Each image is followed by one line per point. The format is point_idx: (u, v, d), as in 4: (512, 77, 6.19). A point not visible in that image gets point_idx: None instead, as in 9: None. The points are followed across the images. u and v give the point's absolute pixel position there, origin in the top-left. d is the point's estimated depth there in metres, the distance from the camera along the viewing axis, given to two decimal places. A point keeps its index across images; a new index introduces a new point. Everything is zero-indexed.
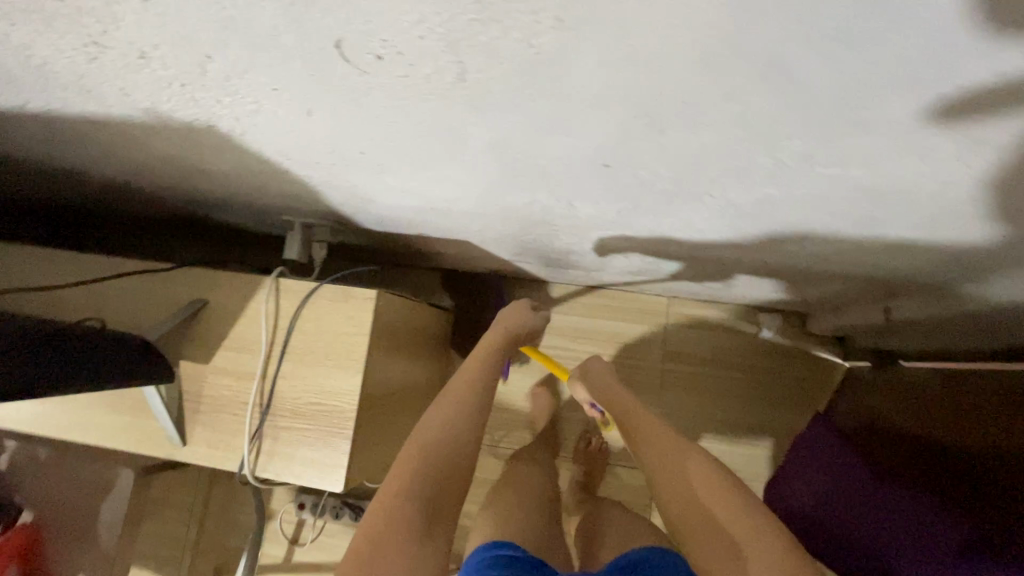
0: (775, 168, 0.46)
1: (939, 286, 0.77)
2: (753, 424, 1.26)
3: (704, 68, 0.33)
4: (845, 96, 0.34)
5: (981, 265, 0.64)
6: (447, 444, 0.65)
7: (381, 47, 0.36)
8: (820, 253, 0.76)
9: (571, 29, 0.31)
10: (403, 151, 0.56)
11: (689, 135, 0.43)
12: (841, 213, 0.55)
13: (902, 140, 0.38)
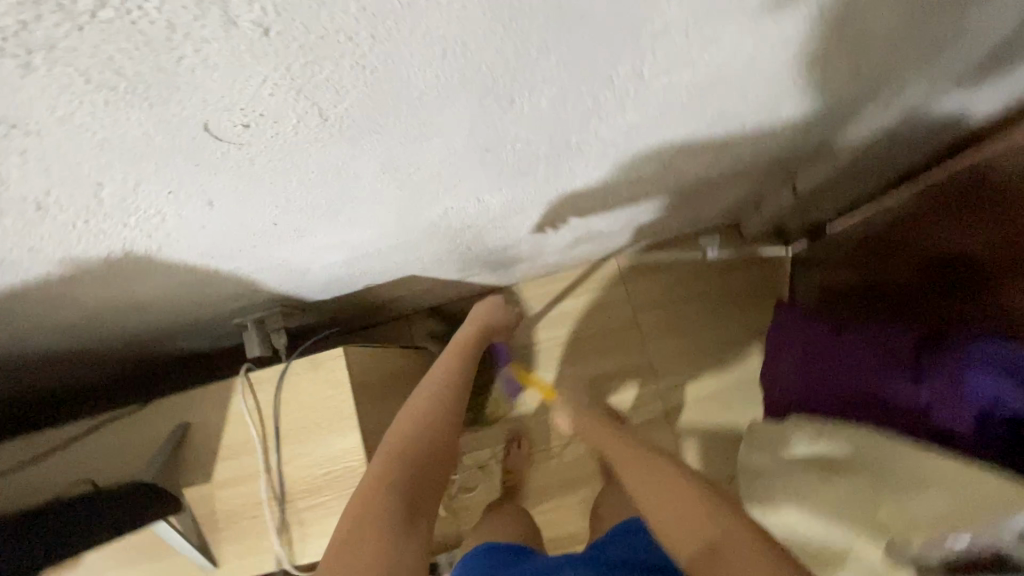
0: (619, 94, 0.53)
1: (817, 148, 0.86)
2: (739, 335, 1.30)
3: (510, 34, 0.40)
4: (631, 17, 0.41)
5: (833, 114, 0.73)
6: (423, 439, 0.72)
7: (243, 114, 0.41)
8: (710, 160, 0.83)
9: (388, 41, 0.37)
10: (309, 205, 0.60)
11: (532, 93, 0.49)
12: (696, 111, 0.62)
13: (697, 32, 0.46)
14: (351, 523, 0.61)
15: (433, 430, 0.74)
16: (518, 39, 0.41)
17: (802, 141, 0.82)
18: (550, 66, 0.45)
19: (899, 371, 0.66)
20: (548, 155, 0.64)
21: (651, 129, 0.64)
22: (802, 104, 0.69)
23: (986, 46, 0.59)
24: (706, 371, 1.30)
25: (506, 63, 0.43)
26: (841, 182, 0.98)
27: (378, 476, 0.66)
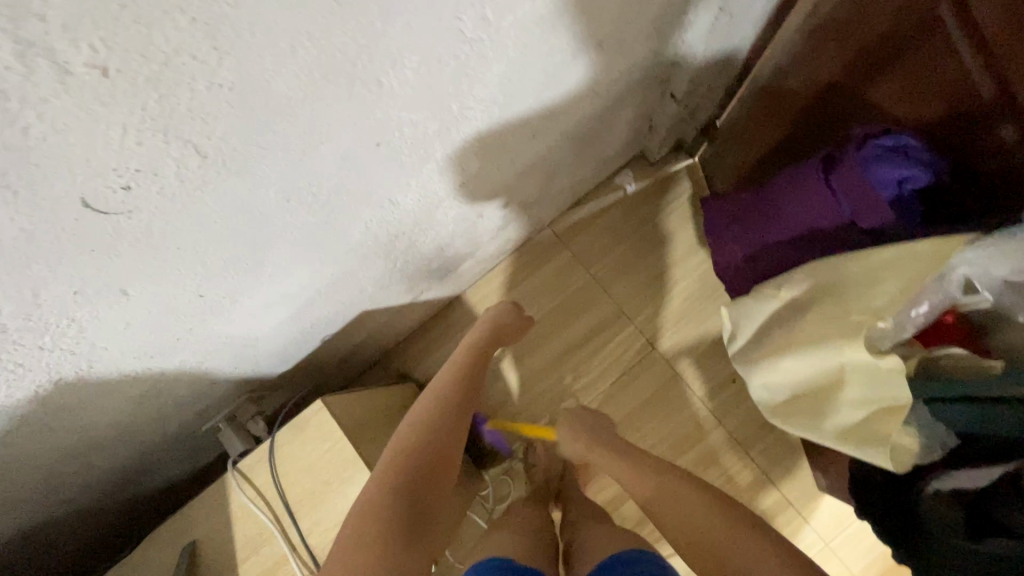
0: (475, 45, 0.56)
1: (675, 49, 0.92)
2: (687, 249, 1.34)
3: (346, 9, 0.41)
4: None
5: (671, 9, 0.79)
6: (429, 448, 0.78)
7: (118, 175, 0.40)
8: (590, 94, 0.87)
9: (232, 49, 0.37)
10: (229, 260, 0.59)
11: (395, 68, 0.51)
12: (552, 43, 0.65)
13: None
14: (356, 521, 0.68)
15: (437, 438, 0.79)
16: (357, 14, 0.42)
17: (660, 47, 0.88)
18: (399, 34, 0.47)
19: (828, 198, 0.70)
20: (437, 131, 0.66)
21: (521, 71, 0.66)
22: (643, 8, 0.74)
23: None
24: (674, 292, 1.33)
25: (356, 43, 0.45)
26: (710, 75, 1.04)
27: (387, 479, 0.72)
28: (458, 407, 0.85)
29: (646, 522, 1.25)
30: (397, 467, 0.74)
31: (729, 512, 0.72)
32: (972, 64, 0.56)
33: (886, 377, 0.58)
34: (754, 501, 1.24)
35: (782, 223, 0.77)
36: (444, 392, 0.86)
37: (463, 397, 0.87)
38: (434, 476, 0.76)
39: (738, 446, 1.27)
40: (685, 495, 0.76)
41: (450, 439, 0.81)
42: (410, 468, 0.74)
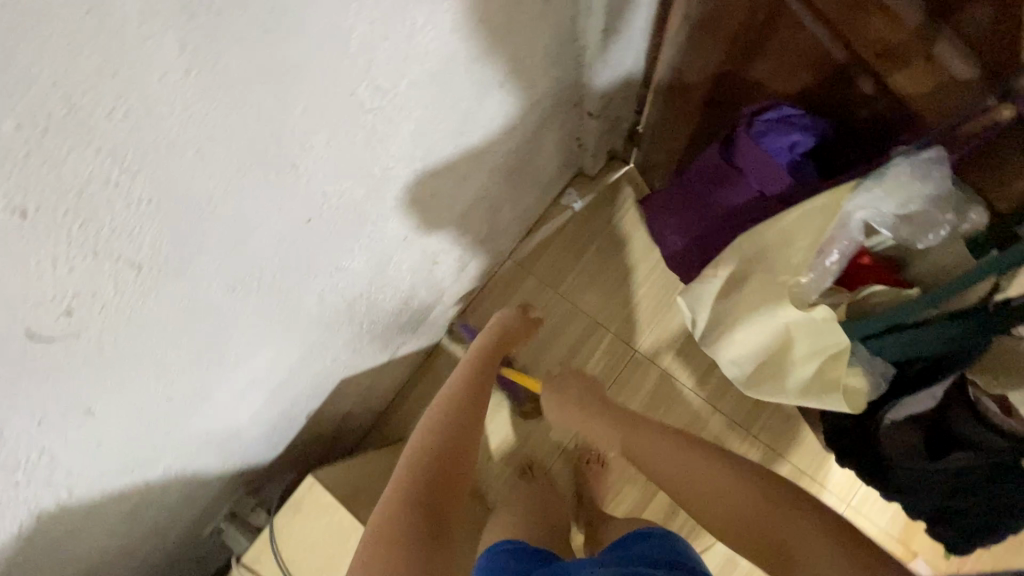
0: (377, 112, 0.61)
1: (579, 72, 0.98)
2: (644, 248, 1.37)
3: (241, 111, 0.46)
4: (329, 49, 0.49)
5: (561, 40, 0.85)
6: (444, 457, 0.81)
7: (59, 302, 0.43)
8: (507, 130, 0.92)
9: (142, 169, 0.42)
10: (189, 358, 0.61)
11: (305, 150, 0.55)
12: (452, 93, 0.71)
13: (390, 32, 0.54)
14: (378, 528, 0.69)
15: (451, 447, 0.83)
16: (254, 111, 0.47)
17: (563, 75, 0.94)
18: (300, 119, 0.52)
19: (736, 172, 0.76)
20: (365, 195, 0.70)
21: (430, 123, 0.71)
22: (533, 46, 0.80)
23: None
24: (642, 293, 1.36)
25: (261, 137, 0.49)
26: (620, 89, 1.10)
27: (405, 488, 0.75)
28: (468, 418, 0.89)
29: (670, 523, 1.24)
30: (414, 477, 0.77)
31: (734, 471, 0.74)
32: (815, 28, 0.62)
33: (825, 324, 0.62)
34: None
35: (713, 205, 0.81)
36: (453, 406, 0.90)
37: (473, 409, 0.91)
38: (450, 481, 0.79)
39: (739, 426, 1.28)
40: (690, 464, 0.78)
41: (464, 446, 0.84)
42: (426, 476, 0.77)
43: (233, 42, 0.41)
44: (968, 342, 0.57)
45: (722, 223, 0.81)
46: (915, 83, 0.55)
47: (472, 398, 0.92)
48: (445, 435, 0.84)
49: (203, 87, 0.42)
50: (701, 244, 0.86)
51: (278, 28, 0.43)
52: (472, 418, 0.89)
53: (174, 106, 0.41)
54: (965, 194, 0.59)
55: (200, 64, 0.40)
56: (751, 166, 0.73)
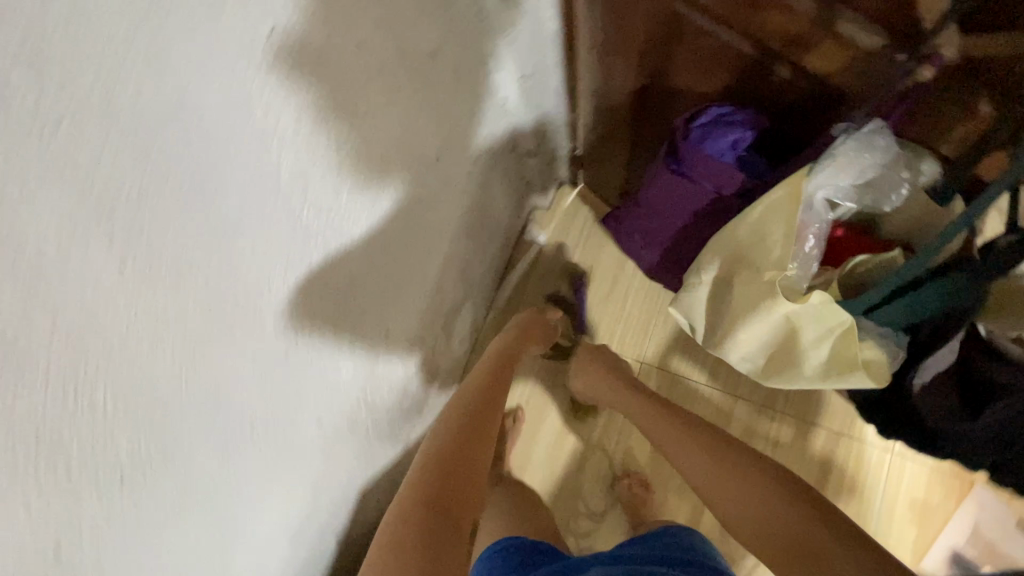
0: (324, 226, 0.59)
1: (506, 118, 0.98)
2: (618, 261, 1.37)
3: (185, 284, 0.43)
4: (260, 187, 0.47)
5: (481, 95, 0.85)
6: (461, 446, 0.76)
7: (41, 550, 0.39)
8: (453, 194, 0.91)
9: (96, 382, 0.39)
10: (199, 543, 0.56)
11: (261, 293, 0.53)
12: (392, 180, 0.69)
13: (317, 148, 0.52)
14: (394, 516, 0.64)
15: (467, 436, 0.78)
16: (201, 284, 0.45)
17: (492, 125, 0.94)
18: (248, 267, 0.50)
19: (686, 179, 0.73)
20: (336, 308, 0.67)
21: (381, 218, 0.70)
22: (455, 110, 0.79)
23: None
24: (629, 306, 1.35)
25: (217, 302, 0.47)
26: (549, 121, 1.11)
27: (424, 476, 0.70)
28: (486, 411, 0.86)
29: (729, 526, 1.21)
30: (430, 466, 0.72)
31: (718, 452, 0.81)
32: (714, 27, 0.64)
33: (824, 311, 0.58)
34: (807, 452, 1.23)
35: (676, 212, 0.80)
36: (472, 403, 0.86)
37: (490, 404, 0.87)
38: (469, 468, 0.73)
39: (764, 409, 1.26)
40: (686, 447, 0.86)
41: (481, 436, 0.80)
42: (444, 465, 0.72)
43: (160, 224, 0.39)
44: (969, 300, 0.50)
45: (691, 226, 0.81)
46: (829, 61, 0.56)
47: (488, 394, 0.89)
48: (456, 438, 0.77)
49: (141, 278, 0.39)
50: (679, 248, 0.86)
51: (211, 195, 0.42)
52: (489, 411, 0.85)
53: (113, 309, 0.38)
54: (913, 150, 0.58)
55: (135, 262, 0.38)
56: (698, 169, 0.71)
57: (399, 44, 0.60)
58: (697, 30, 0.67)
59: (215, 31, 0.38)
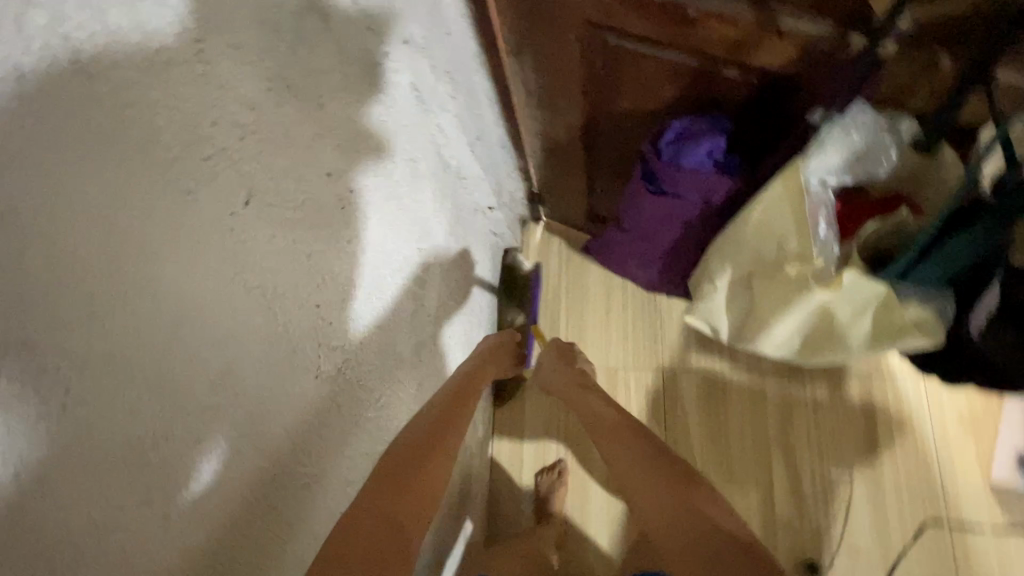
0: (318, 361, 0.55)
1: (461, 183, 0.97)
2: (606, 280, 1.37)
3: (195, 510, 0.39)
4: (242, 358, 0.43)
5: (433, 172, 0.84)
6: (422, 452, 0.64)
7: None
8: (432, 274, 0.88)
9: None
10: None
11: (269, 466, 0.48)
12: (374, 288, 0.66)
13: (294, 287, 0.49)
14: (347, 529, 0.52)
15: (428, 440, 0.66)
16: (231, 466, 0.42)
17: (449, 195, 0.92)
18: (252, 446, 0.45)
19: (667, 197, 0.72)
20: (347, 439, 0.62)
21: (373, 327, 0.66)
22: (414, 194, 0.77)
23: (431, 65, 0.72)
24: (632, 319, 1.34)
25: (242, 487, 0.44)
26: (501, 171, 1.11)
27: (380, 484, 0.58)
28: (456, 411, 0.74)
29: (801, 497, 1.21)
30: (384, 475, 0.59)
31: (695, 515, 0.64)
32: (642, 46, 0.67)
33: (858, 286, 0.57)
34: (847, 402, 1.24)
35: (666, 229, 0.78)
36: (437, 402, 0.74)
37: (462, 404, 0.76)
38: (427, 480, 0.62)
39: (792, 376, 1.27)
40: (666, 511, 0.66)
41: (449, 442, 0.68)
42: (403, 473, 0.61)
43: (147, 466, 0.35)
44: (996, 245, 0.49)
45: (685, 238, 0.79)
46: (778, 55, 0.58)
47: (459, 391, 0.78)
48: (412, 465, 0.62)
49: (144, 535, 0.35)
50: (677, 260, 0.84)
51: (221, 392, 0.41)
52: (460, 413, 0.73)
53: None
54: (886, 114, 0.55)
55: (168, 499, 0.36)
56: (678, 184, 0.69)
57: (353, 158, 0.58)
58: (625, 53, 0.69)
59: (179, 229, 0.36)
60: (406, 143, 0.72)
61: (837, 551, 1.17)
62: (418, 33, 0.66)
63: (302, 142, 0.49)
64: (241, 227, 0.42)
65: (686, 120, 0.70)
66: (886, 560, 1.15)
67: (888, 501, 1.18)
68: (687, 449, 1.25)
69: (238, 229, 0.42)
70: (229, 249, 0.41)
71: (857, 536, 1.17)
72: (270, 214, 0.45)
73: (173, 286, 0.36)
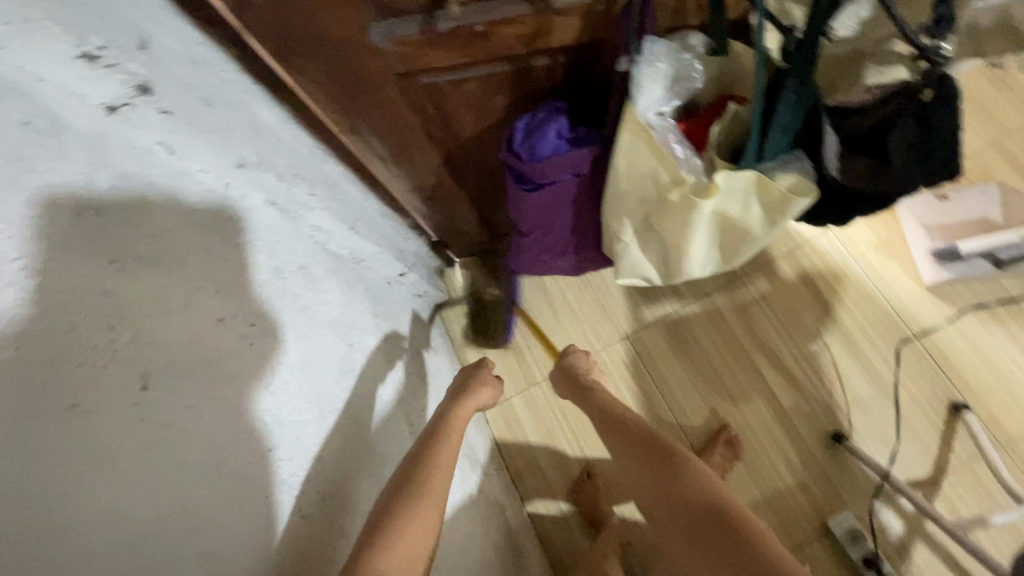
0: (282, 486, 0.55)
1: (358, 268, 0.96)
2: (538, 286, 1.39)
3: None
4: (187, 519, 0.44)
5: (327, 269, 0.83)
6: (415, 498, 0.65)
7: None
8: (373, 363, 0.86)
9: None
10: None
11: None
12: (317, 398, 0.65)
13: (232, 431, 0.50)
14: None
15: (427, 477, 0.68)
16: None
17: (353, 281, 0.91)
18: None
19: (542, 187, 0.75)
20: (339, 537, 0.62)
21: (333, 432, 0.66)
22: (319, 296, 0.75)
23: (272, 174, 0.71)
24: (578, 307, 1.37)
25: None
26: (390, 238, 1.11)
27: (363, 555, 0.57)
28: (436, 455, 0.73)
29: (793, 382, 1.28)
30: (378, 535, 0.60)
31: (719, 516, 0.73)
32: (455, 73, 0.71)
33: (730, 182, 0.61)
34: (787, 281, 1.33)
35: (558, 216, 0.82)
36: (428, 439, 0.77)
37: (443, 446, 0.75)
38: (413, 531, 0.61)
39: (733, 283, 1.34)
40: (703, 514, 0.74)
41: (436, 483, 0.68)
42: (390, 538, 0.59)
43: None
44: (813, 80, 0.55)
45: (578, 218, 0.82)
46: (569, 31, 0.63)
47: (432, 435, 0.77)
48: (420, 509, 0.64)
49: None
50: (584, 240, 0.88)
51: None
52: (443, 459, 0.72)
53: None
54: (676, 38, 0.62)
55: None
56: (544, 171, 0.73)
57: (239, 290, 0.57)
58: (442, 85, 0.73)
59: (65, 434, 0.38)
60: (287, 256, 0.71)
61: (848, 409, 1.24)
62: (249, 154, 0.66)
63: (182, 303, 0.50)
64: (145, 402, 0.44)
65: (527, 117, 0.74)
66: (888, 394, 1.24)
67: (863, 344, 1.27)
68: (682, 393, 1.30)
69: (143, 406, 0.43)
70: (146, 451, 0.42)
71: (853, 390, 1.25)
72: (179, 384, 0.47)
73: (80, 517, 0.37)
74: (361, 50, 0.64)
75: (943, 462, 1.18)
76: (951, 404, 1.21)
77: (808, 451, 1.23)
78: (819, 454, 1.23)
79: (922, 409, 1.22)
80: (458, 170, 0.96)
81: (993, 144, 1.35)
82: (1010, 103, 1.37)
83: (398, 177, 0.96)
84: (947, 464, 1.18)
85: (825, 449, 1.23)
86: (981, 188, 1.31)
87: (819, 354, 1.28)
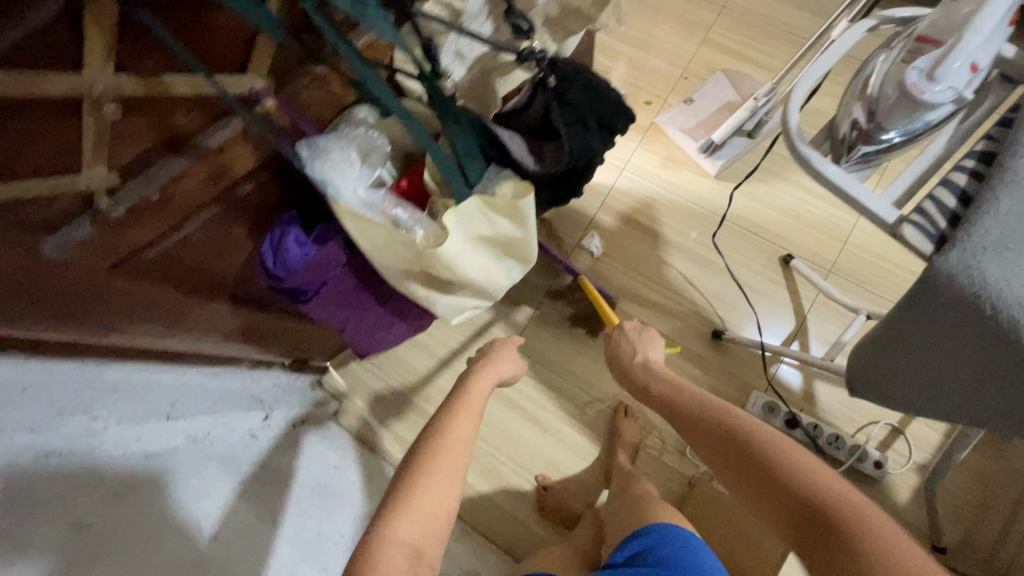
0: None
1: (189, 440, 0.92)
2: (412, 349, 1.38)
3: None
4: None
5: (125, 468, 0.80)
6: (433, 459, 0.70)
7: None
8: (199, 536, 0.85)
9: None
10: None
11: None
12: None
13: None
14: (359, 562, 0.59)
15: (444, 434, 0.74)
16: None
17: (172, 457, 0.88)
18: None
19: (318, 291, 0.76)
20: None
21: None
22: (102, 510, 0.74)
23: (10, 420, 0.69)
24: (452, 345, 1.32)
25: None
26: (231, 396, 1.05)
27: (382, 519, 0.63)
28: (460, 408, 0.80)
29: (661, 311, 1.38)
30: (392, 507, 0.65)
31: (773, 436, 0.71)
32: (172, 239, 0.68)
33: (461, 214, 0.65)
34: (614, 229, 1.44)
35: (357, 301, 0.82)
36: (453, 398, 0.83)
37: (466, 405, 0.81)
38: (434, 488, 0.67)
39: (572, 255, 1.42)
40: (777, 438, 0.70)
41: (455, 443, 0.74)
42: (405, 502, 0.65)
43: None
44: (462, 107, 0.60)
45: (377, 294, 0.83)
46: (245, 158, 0.63)
47: (451, 398, 0.83)
48: (453, 456, 0.72)
49: None
50: (403, 307, 0.87)
51: None
52: (465, 417, 0.78)
53: None
54: (343, 120, 0.64)
55: None
56: (308, 279, 0.73)
57: None
58: (167, 253, 0.70)
59: None
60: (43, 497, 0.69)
61: (712, 307, 1.37)
62: None
63: None
64: None
65: (268, 240, 0.74)
66: (734, 278, 1.38)
67: (695, 249, 1.41)
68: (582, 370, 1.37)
69: None
70: None
71: (707, 291, 1.38)
72: None
73: None
74: (48, 270, 0.59)
75: (800, 307, 1.34)
76: (781, 259, 1.37)
77: (702, 360, 1.33)
78: (711, 356, 1.34)
79: (764, 275, 1.37)
80: (256, 303, 0.93)
81: (703, 42, 1.56)
82: (697, 5, 1.59)
83: (193, 339, 0.91)
84: (803, 308, 1.34)
85: (713, 351, 1.34)
86: (711, 81, 1.51)
87: (668, 277, 1.40)
